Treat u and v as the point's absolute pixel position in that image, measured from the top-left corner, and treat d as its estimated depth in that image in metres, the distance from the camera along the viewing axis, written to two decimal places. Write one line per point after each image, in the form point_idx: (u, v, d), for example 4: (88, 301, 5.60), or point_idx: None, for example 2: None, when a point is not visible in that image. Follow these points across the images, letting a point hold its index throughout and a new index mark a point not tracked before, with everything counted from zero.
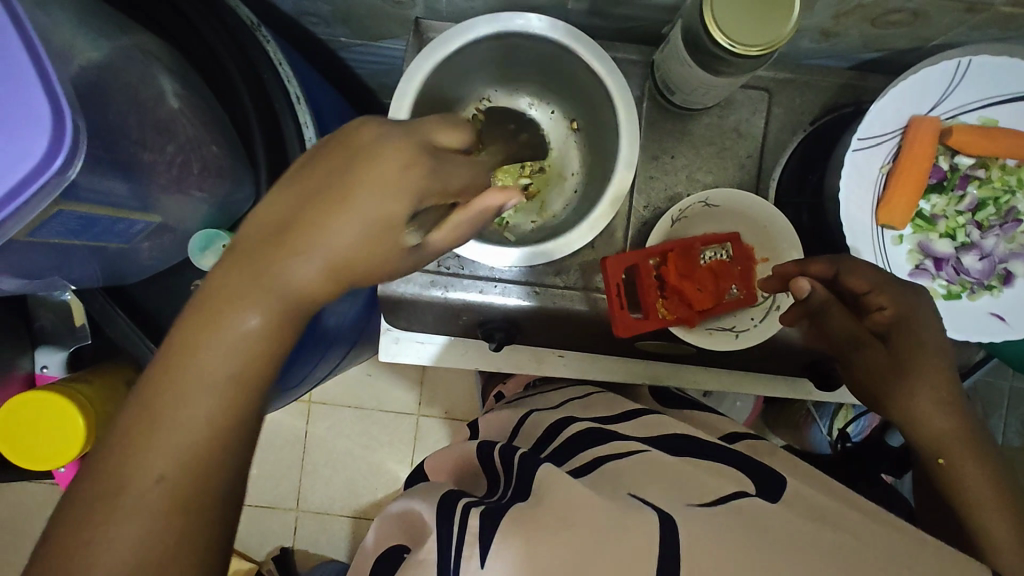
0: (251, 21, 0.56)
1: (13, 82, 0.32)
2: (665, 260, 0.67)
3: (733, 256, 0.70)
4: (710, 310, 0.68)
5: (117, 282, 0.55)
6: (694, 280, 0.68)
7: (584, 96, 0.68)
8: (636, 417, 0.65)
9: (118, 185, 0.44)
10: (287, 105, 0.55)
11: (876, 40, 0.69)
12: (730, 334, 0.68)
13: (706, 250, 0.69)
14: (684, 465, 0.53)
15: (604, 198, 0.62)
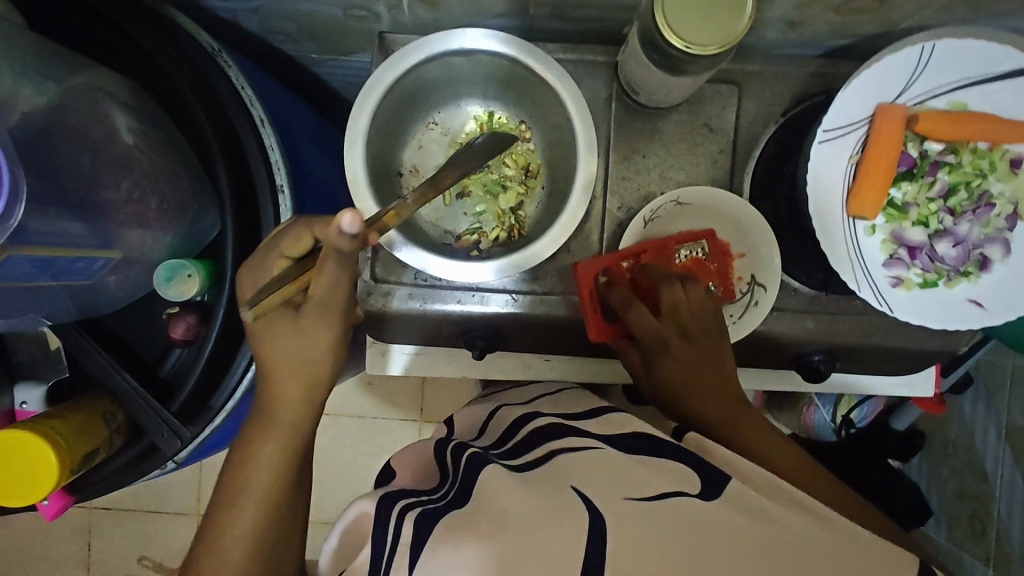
0: (213, 47, 0.54)
1: None
2: (638, 261, 0.67)
3: (709, 253, 0.69)
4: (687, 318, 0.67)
5: (91, 314, 0.56)
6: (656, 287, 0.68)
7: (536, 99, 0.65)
8: (603, 414, 0.64)
9: (74, 224, 0.46)
10: (250, 129, 0.54)
11: (844, 27, 0.68)
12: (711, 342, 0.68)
13: (682, 248, 0.69)
14: (638, 465, 0.54)
15: (574, 189, 0.60)
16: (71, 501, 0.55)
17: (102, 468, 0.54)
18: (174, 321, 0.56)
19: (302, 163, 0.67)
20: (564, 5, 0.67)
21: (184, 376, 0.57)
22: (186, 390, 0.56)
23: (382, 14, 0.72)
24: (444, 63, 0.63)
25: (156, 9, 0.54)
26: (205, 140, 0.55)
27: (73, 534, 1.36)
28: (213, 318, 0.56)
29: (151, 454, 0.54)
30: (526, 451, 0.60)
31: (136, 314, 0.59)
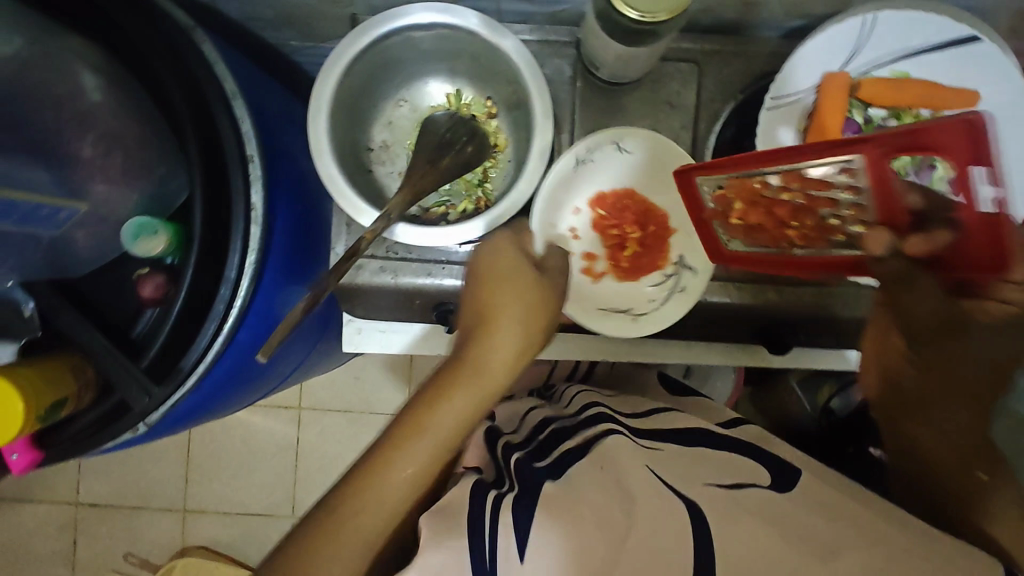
0: (188, 25, 0.56)
1: None
2: (845, 163, 0.48)
3: (728, 186, 0.59)
4: (819, 242, 0.58)
5: (63, 275, 0.58)
6: (808, 211, 0.56)
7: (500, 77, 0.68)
8: (651, 414, 0.70)
9: (41, 173, 0.54)
10: (221, 99, 0.57)
11: (795, 6, 0.71)
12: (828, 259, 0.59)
13: (815, 166, 0.50)
14: (685, 458, 0.59)
15: (532, 159, 0.63)
16: (39, 459, 0.56)
17: (72, 424, 0.56)
18: (144, 280, 0.58)
19: (275, 137, 0.70)
20: None
21: (153, 336, 0.58)
22: (155, 348, 0.57)
23: None
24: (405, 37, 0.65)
25: None
26: (175, 109, 0.56)
27: (59, 531, 1.37)
28: (181, 278, 0.58)
29: (120, 411, 0.56)
30: (556, 446, 0.63)
31: (109, 277, 0.61)
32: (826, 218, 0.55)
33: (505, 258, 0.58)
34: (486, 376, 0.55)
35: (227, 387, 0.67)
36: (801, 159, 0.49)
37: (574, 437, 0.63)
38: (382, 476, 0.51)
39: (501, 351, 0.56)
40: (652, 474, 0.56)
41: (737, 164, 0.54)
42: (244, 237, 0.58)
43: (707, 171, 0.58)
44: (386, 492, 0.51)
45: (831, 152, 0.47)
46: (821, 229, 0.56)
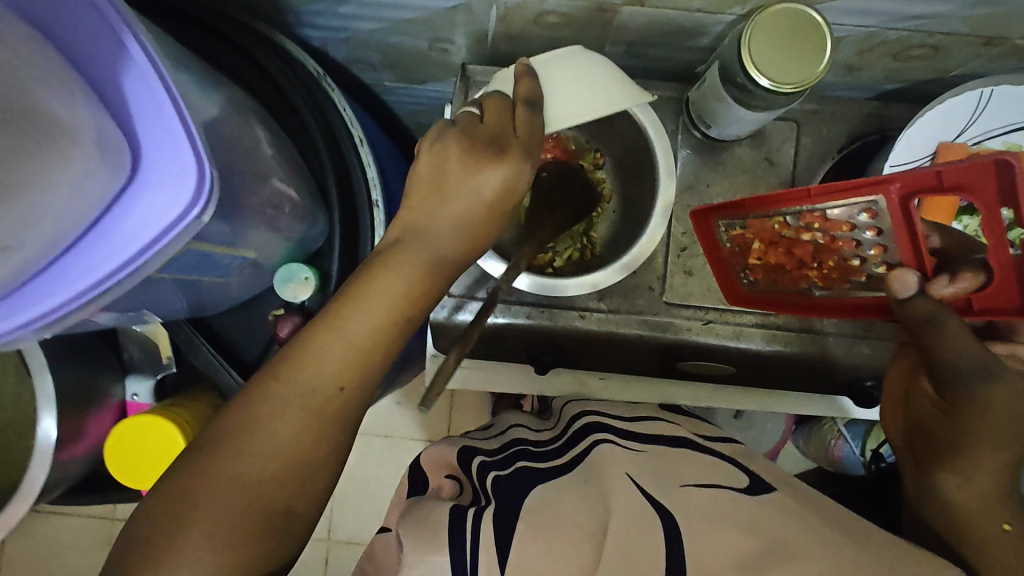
0: (317, 72, 0.61)
1: (165, 131, 0.36)
2: (864, 206, 0.53)
3: (750, 227, 0.66)
4: (851, 275, 0.64)
5: (198, 313, 0.59)
6: (829, 250, 0.62)
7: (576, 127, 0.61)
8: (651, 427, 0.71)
9: (220, 225, 0.46)
10: (351, 145, 0.60)
11: (897, 72, 0.73)
12: (849, 294, 0.66)
13: (833, 206, 0.55)
14: (689, 464, 0.61)
15: (655, 213, 0.66)
16: None
17: None
18: (282, 322, 0.58)
19: (389, 179, 0.72)
20: (641, 44, 0.72)
21: None
22: None
23: (464, 47, 0.78)
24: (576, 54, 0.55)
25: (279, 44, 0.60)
26: (318, 156, 0.59)
27: (94, 547, 1.36)
28: None
29: None
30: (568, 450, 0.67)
31: (241, 315, 0.61)
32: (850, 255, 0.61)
33: (461, 149, 0.48)
34: (381, 310, 0.47)
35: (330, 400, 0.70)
36: (815, 204, 0.56)
37: (578, 443, 0.67)
38: (273, 417, 0.44)
39: (462, 244, 0.50)
40: (628, 482, 0.56)
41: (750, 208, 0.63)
42: None
43: (727, 213, 0.66)
44: (284, 437, 0.44)
45: (850, 194, 0.53)
46: (845, 264, 0.62)
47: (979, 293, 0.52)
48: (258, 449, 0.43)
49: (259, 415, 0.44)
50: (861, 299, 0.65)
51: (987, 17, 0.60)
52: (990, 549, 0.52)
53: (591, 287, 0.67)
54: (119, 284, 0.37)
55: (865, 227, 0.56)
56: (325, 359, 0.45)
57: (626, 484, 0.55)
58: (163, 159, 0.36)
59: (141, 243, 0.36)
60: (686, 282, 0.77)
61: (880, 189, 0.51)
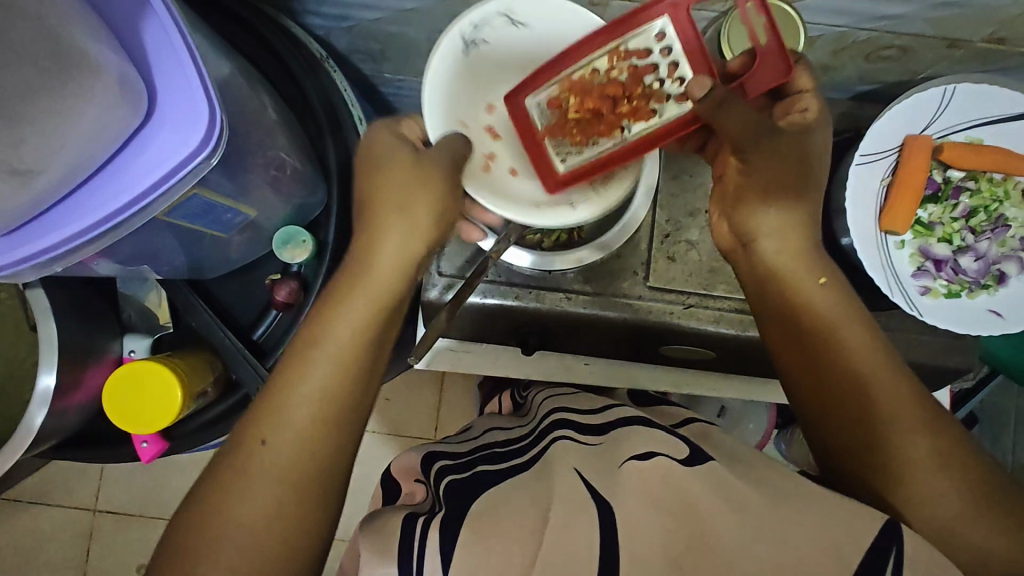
0: (322, 55, 0.63)
1: (181, 76, 0.38)
2: (584, 43, 0.56)
3: (571, 89, 0.58)
4: (641, 115, 0.57)
5: (197, 276, 0.61)
6: (632, 85, 0.57)
7: (629, 180, 0.57)
8: (612, 410, 0.67)
9: (223, 179, 0.49)
10: (351, 122, 0.62)
11: (870, 73, 0.78)
12: (634, 140, 0.57)
13: (630, 41, 0.56)
14: (635, 441, 0.56)
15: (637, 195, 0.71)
16: (164, 448, 0.59)
17: (197, 416, 0.59)
18: (277, 284, 0.61)
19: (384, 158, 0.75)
20: None
21: (278, 339, 0.61)
22: (279, 349, 0.60)
23: None
24: (511, 15, 0.57)
25: (288, 24, 0.63)
26: (319, 131, 0.62)
27: (74, 538, 1.35)
28: (313, 285, 0.61)
29: (242, 407, 0.59)
30: (530, 450, 0.63)
31: (238, 280, 0.64)
32: (647, 85, 0.57)
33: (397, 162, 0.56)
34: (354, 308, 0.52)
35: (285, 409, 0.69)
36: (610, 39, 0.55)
37: (540, 444, 0.63)
38: (272, 442, 0.47)
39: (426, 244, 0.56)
40: (574, 474, 0.51)
41: (556, 62, 0.57)
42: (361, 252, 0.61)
43: (535, 85, 0.58)
44: (285, 451, 0.47)
45: (636, 25, 0.55)
46: (643, 96, 0.57)
47: (752, 74, 0.55)
48: (265, 470, 0.46)
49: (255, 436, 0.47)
50: (645, 142, 0.57)
51: (949, 19, 0.65)
52: (898, 474, 0.49)
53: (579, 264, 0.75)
54: (129, 221, 0.40)
55: (660, 52, 0.56)
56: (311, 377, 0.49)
57: (568, 476, 0.51)
58: (177, 102, 0.38)
59: (153, 181, 0.38)
60: (669, 268, 0.80)
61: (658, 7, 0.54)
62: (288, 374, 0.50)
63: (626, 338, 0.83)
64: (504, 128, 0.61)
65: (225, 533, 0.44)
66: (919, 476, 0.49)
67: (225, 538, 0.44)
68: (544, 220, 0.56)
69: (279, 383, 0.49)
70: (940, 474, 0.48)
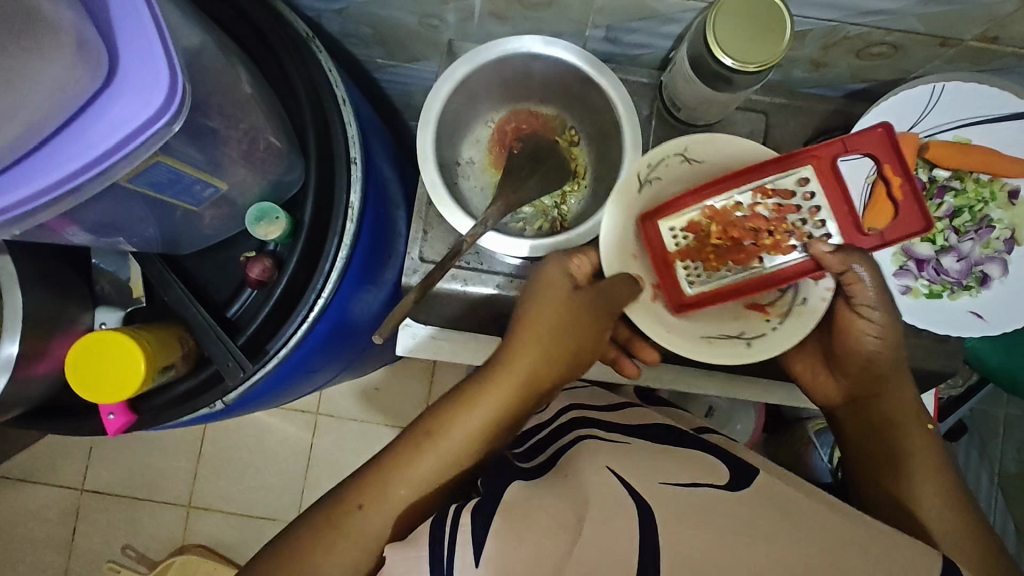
0: (308, 35, 0.62)
1: (141, 41, 0.38)
2: (738, 179, 0.57)
3: (715, 217, 0.59)
4: (780, 249, 0.58)
5: (172, 251, 0.61)
6: (777, 220, 0.57)
7: (809, 319, 0.59)
8: (625, 410, 0.70)
9: (193, 151, 0.49)
10: (333, 102, 0.61)
11: (862, 71, 0.77)
12: (774, 272, 0.58)
13: (779, 179, 0.56)
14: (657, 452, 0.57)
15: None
16: (131, 422, 0.59)
17: (167, 391, 0.59)
18: (252, 262, 0.61)
19: (369, 140, 0.75)
20: (620, 28, 0.76)
21: (251, 317, 0.61)
22: (251, 327, 0.59)
23: (451, 24, 0.81)
24: (687, 155, 0.61)
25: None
26: (299, 110, 0.61)
27: (60, 516, 1.35)
28: (288, 263, 0.61)
29: (212, 384, 0.59)
30: (546, 450, 0.64)
31: (213, 257, 0.64)
32: (790, 223, 0.57)
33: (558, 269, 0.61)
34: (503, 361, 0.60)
35: (282, 387, 0.71)
36: (759, 177, 0.57)
37: (558, 442, 0.63)
38: (392, 485, 0.56)
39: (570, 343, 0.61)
40: (606, 473, 0.53)
41: (699, 191, 0.59)
42: (339, 232, 0.61)
43: (673, 211, 0.60)
44: (398, 493, 0.56)
45: (784, 166, 0.56)
46: (786, 233, 0.57)
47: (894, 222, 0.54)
48: (388, 503, 0.56)
49: (388, 471, 0.57)
50: (782, 276, 0.58)
51: (940, 15, 0.64)
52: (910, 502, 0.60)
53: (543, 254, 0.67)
54: (86, 186, 0.39)
55: (802, 194, 0.56)
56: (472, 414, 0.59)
57: (603, 475, 0.52)
58: (137, 67, 0.38)
59: (109, 146, 0.38)
60: None
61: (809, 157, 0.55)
62: (437, 427, 0.59)
63: None
64: (638, 244, 0.63)
65: (344, 532, 0.55)
66: (920, 485, 0.61)
67: (338, 543, 0.54)
68: (716, 359, 0.59)
69: (423, 437, 0.58)
70: (949, 510, 0.60)
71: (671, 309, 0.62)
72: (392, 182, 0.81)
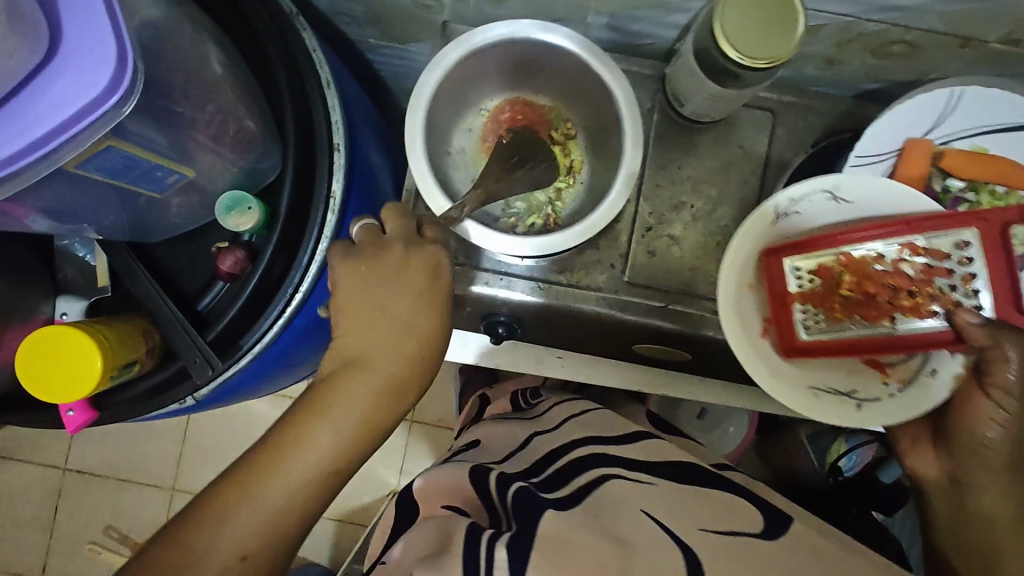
0: (291, 11, 0.58)
1: (86, 12, 0.34)
2: (903, 230, 0.58)
3: (859, 269, 0.60)
4: (918, 313, 0.59)
5: (141, 238, 0.58)
6: (923, 281, 0.59)
7: (934, 391, 0.61)
8: (640, 442, 0.76)
9: (156, 134, 0.45)
10: (317, 85, 0.57)
11: (877, 70, 0.73)
12: (905, 334, 0.59)
13: (935, 237, 0.58)
14: (682, 495, 0.65)
15: (617, 183, 0.63)
16: (93, 418, 0.56)
17: (132, 387, 0.56)
18: (224, 253, 0.57)
19: (356, 127, 0.71)
20: (624, 16, 0.72)
21: (223, 310, 0.58)
22: (222, 322, 0.56)
23: (447, 5, 0.77)
24: (835, 192, 0.62)
25: None
26: (278, 93, 0.57)
27: (42, 495, 1.33)
28: (262, 256, 0.57)
29: (180, 381, 0.56)
30: (565, 481, 0.69)
31: (186, 245, 0.60)
32: (936, 287, 0.59)
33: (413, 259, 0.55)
34: (399, 355, 0.55)
35: (261, 381, 0.68)
36: (912, 233, 0.58)
37: (581, 475, 0.68)
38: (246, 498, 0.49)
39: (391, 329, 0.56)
40: (651, 520, 0.59)
41: (849, 235, 0.59)
42: (320, 224, 0.58)
43: (805, 251, 0.61)
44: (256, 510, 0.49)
45: (945, 227, 0.57)
46: (929, 296, 0.59)
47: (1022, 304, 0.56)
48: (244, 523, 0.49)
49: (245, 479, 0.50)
50: (911, 341, 0.59)
51: (964, 14, 0.60)
52: None
53: (532, 251, 0.62)
54: (25, 170, 0.36)
55: (959, 258, 0.58)
56: (351, 404, 0.53)
57: (646, 523, 0.59)
58: (81, 43, 0.34)
59: (49, 129, 0.34)
60: (648, 263, 0.76)
61: (974, 220, 0.56)
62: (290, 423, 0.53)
63: (600, 332, 0.80)
64: (756, 277, 0.64)
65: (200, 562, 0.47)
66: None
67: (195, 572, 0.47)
68: (830, 417, 0.62)
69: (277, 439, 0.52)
70: None
71: (779, 350, 0.63)
72: (381, 171, 0.78)
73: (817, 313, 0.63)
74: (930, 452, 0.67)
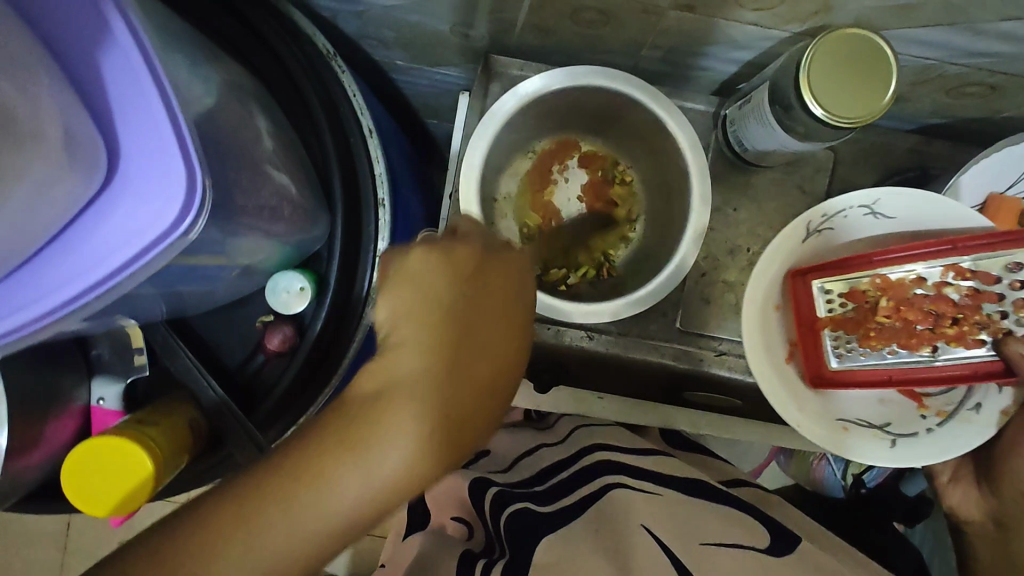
0: (327, 50, 0.54)
1: (156, 135, 0.30)
2: (947, 254, 0.56)
3: (899, 295, 0.58)
4: (963, 342, 0.59)
5: (179, 315, 0.53)
6: (968, 308, 0.57)
7: (973, 427, 0.60)
8: (659, 456, 0.71)
9: (212, 230, 0.39)
10: (361, 139, 0.53)
11: (947, 108, 0.69)
12: (944, 365, 0.60)
13: (978, 263, 0.56)
14: (701, 509, 0.59)
15: (685, 240, 0.60)
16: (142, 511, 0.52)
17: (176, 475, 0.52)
18: (271, 330, 0.53)
19: (395, 174, 0.66)
20: (683, 51, 0.66)
21: (270, 387, 0.54)
22: (270, 402, 0.52)
23: (487, 35, 0.71)
24: (875, 208, 0.61)
25: (278, 7, 0.53)
26: (325, 156, 0.52)
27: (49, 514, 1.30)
28: (310, 332, 0.53)
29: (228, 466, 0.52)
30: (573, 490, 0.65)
31: (225, 316, 0.56)
32: (985, 313, 0.58)
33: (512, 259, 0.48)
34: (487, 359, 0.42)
35: None
36: (959, 257, 0.56)
37: (588, 484, 0.64)
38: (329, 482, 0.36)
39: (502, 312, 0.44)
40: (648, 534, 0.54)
41: (888, 259, 0.57)
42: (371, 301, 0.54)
43: (836, 273, 0.59)
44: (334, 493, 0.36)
45: (994, 248, 0.55)
46: (976, 324, 0.58)
47: None
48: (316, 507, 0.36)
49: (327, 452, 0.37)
50: (952, 372, 0.59)
51: None
52: None
53: (610, 317, 0.60)
54: (88, 304, 0.32)
55: (1007, 282, 0.56)
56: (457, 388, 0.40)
57: (642, 535, 0.54)
58: (153, 162, 0.30)
59: (117, 264, 0.30)
60: (703, 310, 0.72)
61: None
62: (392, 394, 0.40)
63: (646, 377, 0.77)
64: (783, 298, 0.63)
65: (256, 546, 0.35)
66: None
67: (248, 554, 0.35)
68: (862, 455, 0.62)
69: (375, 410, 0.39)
70: None
71: (807, 381, 0.62)
72: (419, 214, 0.73)
73: (848, 338, 0.61)
74: (972, 488, 0.70)
